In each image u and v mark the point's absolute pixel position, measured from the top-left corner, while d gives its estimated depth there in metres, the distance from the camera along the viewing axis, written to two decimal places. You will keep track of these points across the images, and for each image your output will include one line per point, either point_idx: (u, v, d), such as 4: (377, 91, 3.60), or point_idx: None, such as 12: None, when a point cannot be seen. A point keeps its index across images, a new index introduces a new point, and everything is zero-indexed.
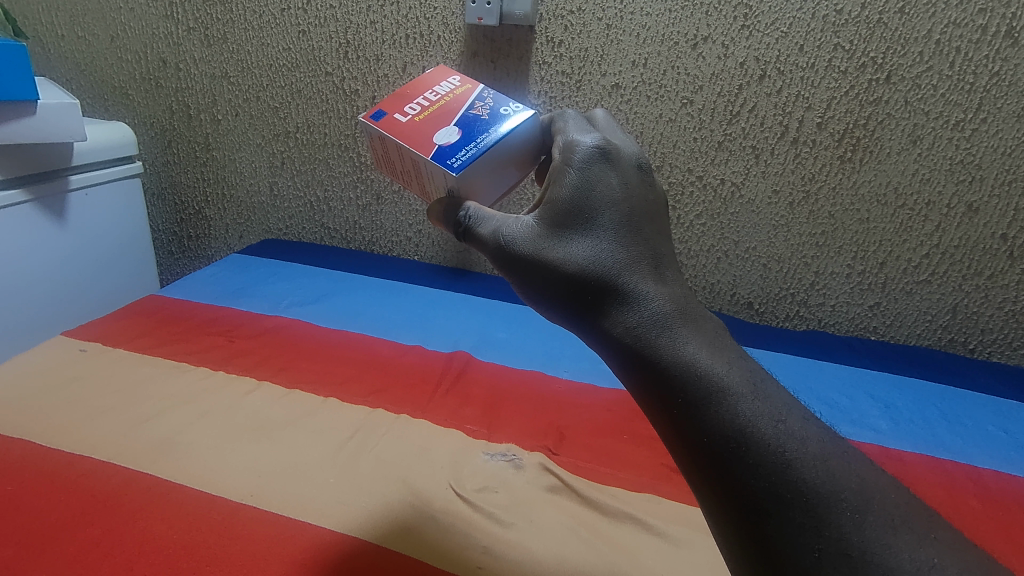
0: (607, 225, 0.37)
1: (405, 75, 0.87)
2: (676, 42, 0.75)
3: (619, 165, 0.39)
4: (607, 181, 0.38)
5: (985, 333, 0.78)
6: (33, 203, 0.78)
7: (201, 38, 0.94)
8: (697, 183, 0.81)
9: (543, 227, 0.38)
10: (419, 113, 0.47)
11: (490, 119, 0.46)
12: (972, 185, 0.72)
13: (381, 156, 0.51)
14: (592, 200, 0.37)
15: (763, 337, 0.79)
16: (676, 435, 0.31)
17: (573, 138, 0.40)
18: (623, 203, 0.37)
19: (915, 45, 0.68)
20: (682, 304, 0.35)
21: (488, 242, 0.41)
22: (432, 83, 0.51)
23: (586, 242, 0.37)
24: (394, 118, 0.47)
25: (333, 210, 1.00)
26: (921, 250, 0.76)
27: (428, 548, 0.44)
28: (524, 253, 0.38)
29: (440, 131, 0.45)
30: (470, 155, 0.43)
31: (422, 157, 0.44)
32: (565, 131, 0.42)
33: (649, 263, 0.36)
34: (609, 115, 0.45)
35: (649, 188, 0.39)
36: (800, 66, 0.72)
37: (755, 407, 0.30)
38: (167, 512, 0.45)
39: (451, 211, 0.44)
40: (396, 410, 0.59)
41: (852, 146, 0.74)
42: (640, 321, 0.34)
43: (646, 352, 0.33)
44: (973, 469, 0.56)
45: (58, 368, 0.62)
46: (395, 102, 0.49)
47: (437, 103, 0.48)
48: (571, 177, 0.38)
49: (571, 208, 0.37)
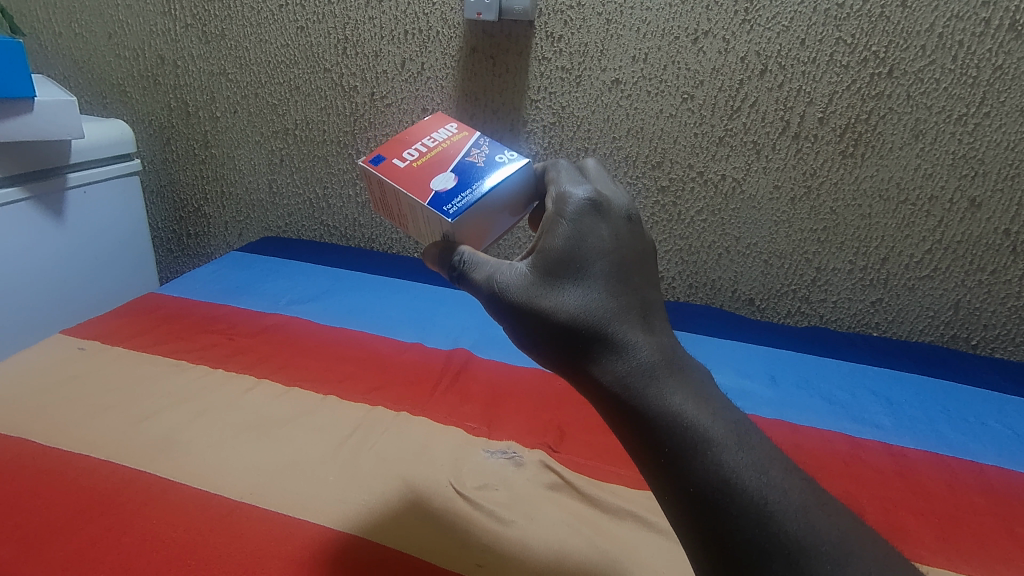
0: (598, 275, 0.36)
1: (403, 71, 0.87)
2: (677, 37, 0.75)
3: (610, 216, 0.38)
4: (599, 233, 0.37)
5: (988, 328, 0.77)
6: (31, 200, 0.78)
7: (199, 35, 0.94)
8: (697, 179, 0.80)
9: (535, 275, 0.37)
10: (417, 159, 0.47)
11: (485, 166, 0.46)
12: (975, 180, 0.71)
13: (380, 199, 0.51)
14: (583, 251, 0.36)
15: (764, 333, 0.79)
16: (663, 479, 0.31)
17: (566, 188, 0.39)
18: (613, 253, 0.36)
19: (917, 39, 0.67)
20: (668, 354, 0.35)
21: (480, 287, 0.39)
22: (430, 129, 0.51)
23: (578, 291, 0.36)
24: (393, 164, 0.47)
25: (332, 207, 0.99)
26: (924, 246, 0.75)
27: (428, 546, 0.43)
28: (516, 301, 0.37)
29: (436, 177, 0.45)
30: (465, 201, 0.43)
31: (418, 202, 0.43)
32: (558, 181, 0.41)
33: (636, 312, 0.36)
34: (600, 166, 0.44)
35: (639, 238, 0.38)
36: (801, 61, 0.71)
37: (740, 459, 0.30)
38: (163, 512, 0.45)
39: (446, 254, 0.43)
40: (396, 408, 0.59)
41: (853, 142, 0.73)
42: (628, 369, 0.34)
43: (633, 401, 0.33)
44: (977, 465, 0.56)
45: (57, 366, 0.62)
46: (394, 148, 0.49)
47: (436, 150, 0.48)
48: (563, 228, 0.37)
49: (562, 258, 0.36)
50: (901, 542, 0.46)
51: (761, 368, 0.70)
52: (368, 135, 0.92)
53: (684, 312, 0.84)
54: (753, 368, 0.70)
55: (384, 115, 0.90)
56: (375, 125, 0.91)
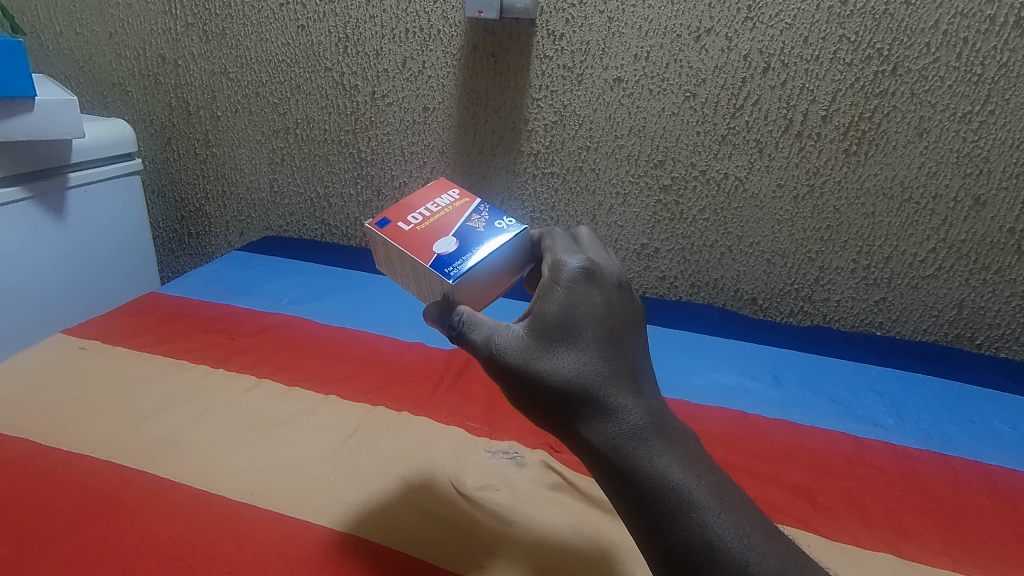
0: (590, 339, 0.36)
1: (404, 69, 0.86)
2: (679, 35, 0.74)
3: (602, 282, 0.39)
4: (592, 300, 0.37)
5: (993, 328, 0.77)
6: (32, 200, 0.78)
7: (199, 34, 0.94)
8: (700, 178, 0.80)
9: (532, 338, 0.38)
10: (420, 223, 0.47)
11: (485, 231, 0.46)
12: (980, 178, 0.71)
13: (382, 258, 0.51)
14: (576, 316, 0.37)
15: (768, 331, 0.79)
16: (651, 537, 0.32)
17: (560, 257, 0.40)
18: (605, 318, 0.37)
19: (922, 36, 0.67)
20: (657, 416, 0.35)
21: (480, 348, 0.39)
22: (432, 194, 0.51)
23: (572, 355, 0.36)
24: (397, 227, 0.47)
25: (334, 206, 0.99)
26: (928, 244, 0.75)
27: (429, 547, 0.43)
28: (513, 363, 0.37)
29: (439, 240, 0.45)
30: (467, 264, 0.43)
31: (422, 264, 0.43)
32: (554, 249, 0.42)
33: (626, 375, 0.36)
34: (593, 233, 0.46)
35: (629, 303, 0.39)
36: (804, 58, 0.71)
37: (722, 521, 0.31)
38: (164, 512, 0.45)
39: (444, 313, 0.42)
40: (398, 408, 0.59)
41: (857, 140, 0.73)
42: (617, 431, 0.34)
43: (622, 462, 0.34)
44: (982, 466, 0.55)
45: (57, 366, 0.62)
46: (398, 211, 0.50)
47: (439, 214, 0.48)
48: (557, 295, 0.38)
49: (557, 322, 0.37)
50: (904, 542, 0.46)
51: (764, 368, 0.70)
52: (369, 134, 0.92)
53: (686, 311, 0.83)
54: (756, 367, 0.70)
55: (384, 114, 0.90)
56: (375, 125, 0.91)
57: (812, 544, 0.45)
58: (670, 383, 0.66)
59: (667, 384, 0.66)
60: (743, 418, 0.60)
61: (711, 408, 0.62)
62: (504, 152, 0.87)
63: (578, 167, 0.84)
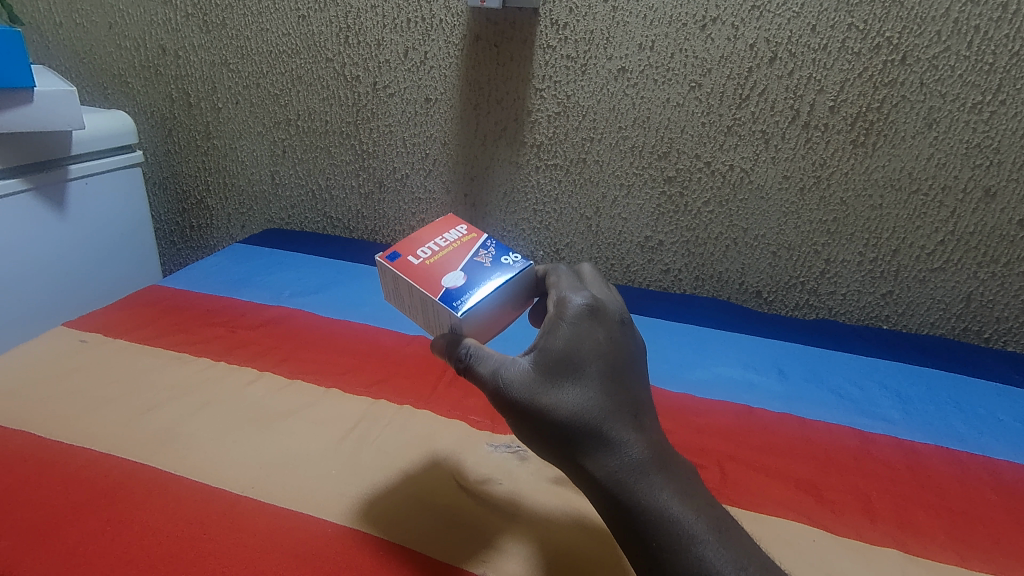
0: (593, 375, 0.38)
1: (406, 60, 0.85)
2: (684, 23, 0.73)
3: (605, 319, 0.40)
4: (596, 336, 0.39)
5: (1000, 321, 0.76)
6: (33, 191, 0.78)
7: (200, 25, 0.93)
8: (705, 169, 0.79)
9: (538, 371, 0.38)
10: (429, 256, 0.47)
11: (493, 266, 0.46)
12: (989, 170, 0.70)
13: (388, 289, 0.50)
14: (581, 352, 0.38)
15: (774, 326, 0.78)
16: (652, 567, 0.34)
17: (566, 293, 0.42)
18: (608, 354, 0.39)
19: (933, 24, 0.66)
20: (658, 451, 0.37)
21: (486, 381, 0.39)
22: (440, 228, 0.50)
23: (576, 389, 0.37)
24: (407, 260, 0.46)
25: (336, 199, 0.98)
26: (936, 237, 0.74)
27: (431, 543, 0.43)
28: (520, 397, 0.38)
29: (448, 274, 0.45)
30: (475, 298, 0.42)
31: (431, 297, 0.43)
32: (559, 285, 0.44)
33: (628, 411, 0.38)
34: (594, 269, 0.47)
35: (630, 339, 0.41)
36: (812, 48, 0.70)
37: (720, 555, 0.33)
38: (166, 505, 0.45)
39: (451, 346, 0.42)
40: (400, 400, 0.59)
41: (865, 130, 0.72)
42: (620, 465, 0.36)
43: (625, 496, 0.35)
44: (989, 460, 0.55)
45: (59, 358, 0.62)
46: (407, 243, 0.49)
47: (448, 247, 0.48)
48: (563, 330, 0.39)
49: (562, 357, 0.38)
50: (910, 537, 0.46)
51: (769, 361, 0.69)
52: (371, 126, 0.91)
53: (690, 304, 0.83)
54: (761, 361, 0.69)
55: (386, 105, 0.89)
56: (377, 116, 0.90)
57: (817, 539, 0.45)
58: (673, 376, 0.66)
59: (669, 377, 0.66)
60: (747, 412, 0.60)
61: (715, 402, 0.61)
62: (507, 143, 0.86)
63: (581, 158, 0.83)
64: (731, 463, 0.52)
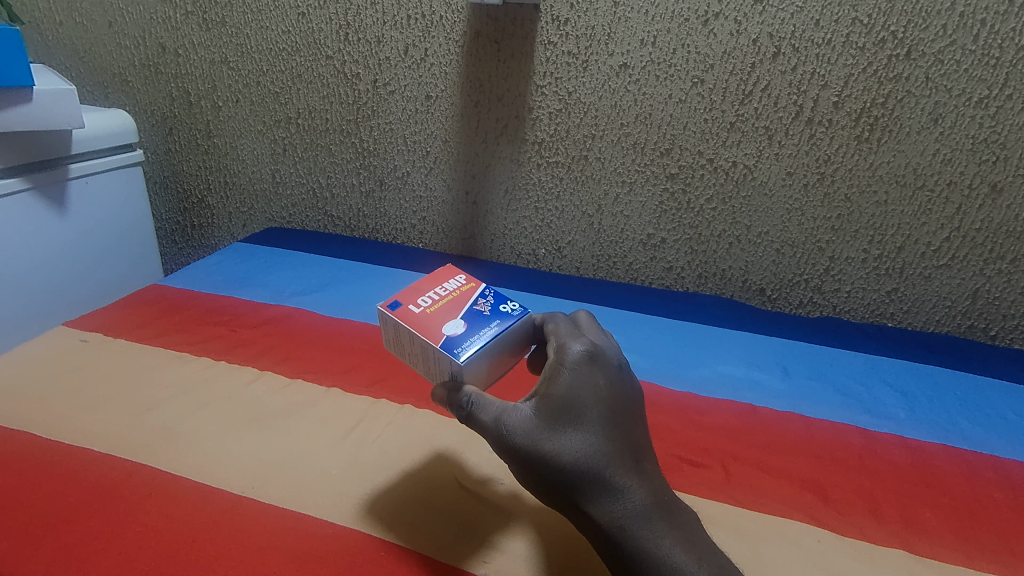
0: (594, 420, 0.37)
1: (407, 57, 0.85)
2: (686, 18, 0.72)
3: (604, 364, 0.40)
4: (596, 381, 0.39)
5: (1007, 319, 0.75)
6: (32, 191, 0.77)
7: (199, 22, 0.93)
8: (707, 166, 0.78)
9: (540, 418, 0.38)
10: (431, 304, 0.46)
11: (493, 315, 0.45)
12: (996, 166, 0.69)
13: (388, 338, 0.49)
14: (582, 397, 0.38)
15: (777, 323, 0.77)
16: None
17: (565, 340, 0.41)
18: (608, 399, 0.38)
19: (938, 18, 0.65)
20: (660, 495, 0.37)
21: (489, 429, 0.39)
22: (440, 276, 0.49)
23: (579, 434, 0.37)
24: (408, 308, 0.45)
25: (336, 197, 0.98)
26: (941, 234, 0.73)
27: (432, 542, 0.42)
28: (523, 444, 0.37)
29: (449, 321, 0.44)
30: (476, 346, 0.41)
31: (432, 344, 0.42)
32: (558, 332, 0.43)
33: (630, 455, 0.38)
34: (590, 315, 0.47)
35: (630, 385, 0.41)
36: (815, 42, 0.69)
37: None
38: (164, 505, 0.44)
39: (452, 392, 0.41)
40: (401, 400, 0.58)
41: (869, 126, 0.71)
42: (623, 510, 0.36)
43: (627, 542, 0.35)
44: (997, 459, 0.54)
45: (59, 358, 0.62)
46: (408, 291, 0.48)
47: (449, 295, 0.47)
48: (564, 376, 0.39)
49: (564, 402, 0.38)
50: (916, 536, 0.45)
51: (772, 360, 0.69)
52: (371, 124, 0.91)
53: (692, 302, 0.82)
54: (764, 359, 0.69)
55: (386, 103, 0.89)
56: (378, 114, 0.90)
57: (822, 539, 0.44)
58: (676, 374, 0.65)
59: (671, 375, 0.65)
60: (751, 411, 0.59)
61: (718, 401, 0.61)
62: (508, 141, 0.85)
63: (583, 155, 0.83)
64: (735, 462, 0.52)
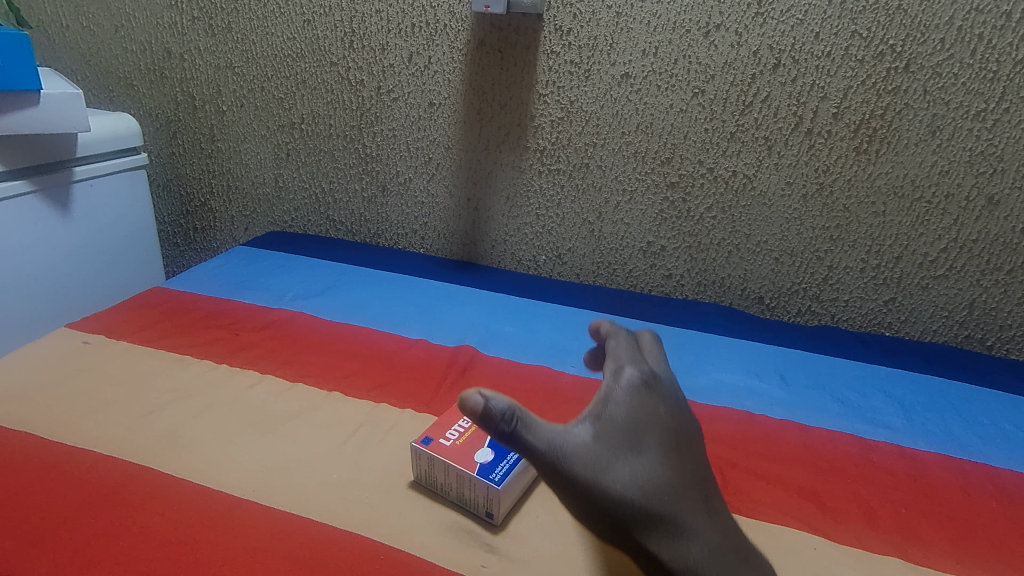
0: (653, 449, 0.39)
1: (410, 64, 0.86)
2: (688, 30, 0.73)
3: (661, 394, 0.43)
4: (656, 409, 0.41)
5: (1004, 329, 0.75)
6: (37, 193, 0.78)
7: (205, 28, 0.94)
8: (707, 175, 0.79)
9: (600, 443, 0.38)
10: (460, 439, 0.48)
11: None
12: (993, 178, 0.70)
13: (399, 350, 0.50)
14: (642, 425, 0.40)
15: (775, 332, 0.78)
16: None
17: (623, 367, 0.44)
18: (664, 429, 0.40)
19: (936, 32, 0.66)
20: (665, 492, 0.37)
21: (541, 452, 0.37)
22: (466, 406, 0.52)
23: (640, 462, 0.38)
24: (440, 443, 0.47)
25: (339, 202, 0.99)
26: (939, 244, 0.74)
27: (432, 547, 0.43)
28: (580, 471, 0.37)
29: None
30: None
31: None
32: (616, 356, 0.46)
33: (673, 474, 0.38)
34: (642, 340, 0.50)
35: (683, 416, 0.43)
36: (815, 55, 0.70)
37: None
38: (168, 507, 0.45)
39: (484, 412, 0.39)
40: (401, 405, 0.58)
41: (868, 137, 0.72)
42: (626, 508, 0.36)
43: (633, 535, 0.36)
44: (992, 469, 0.54)
45: (64, 360, 0.62)
46: (438, 428, 0.50)
47: (474, 423, 0.50)
48: (625, 403, 0.41)
49: (625, 428, 0.39)
50: (912, 545, 0.45)
51: (771, 367, 0.69)
52: (375, 130, 0.92)
53: (692, 310, 0.83)
54: (763, 367, 0.69)
55: (390, 109, 0.89)
56: (382, 120, 0.91)
57: (820, 547, 0.44)
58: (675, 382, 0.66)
59: None
60: (749, 418, 0.60)
61: (717, 408, 0.61)
62: (510, 148, 0.86)
63: (584, 163, 0.84)
64: (732, 470, 0.52)
